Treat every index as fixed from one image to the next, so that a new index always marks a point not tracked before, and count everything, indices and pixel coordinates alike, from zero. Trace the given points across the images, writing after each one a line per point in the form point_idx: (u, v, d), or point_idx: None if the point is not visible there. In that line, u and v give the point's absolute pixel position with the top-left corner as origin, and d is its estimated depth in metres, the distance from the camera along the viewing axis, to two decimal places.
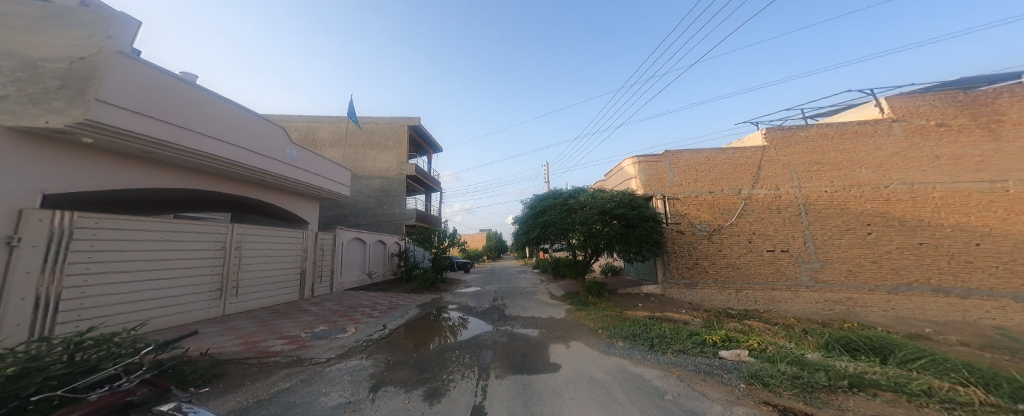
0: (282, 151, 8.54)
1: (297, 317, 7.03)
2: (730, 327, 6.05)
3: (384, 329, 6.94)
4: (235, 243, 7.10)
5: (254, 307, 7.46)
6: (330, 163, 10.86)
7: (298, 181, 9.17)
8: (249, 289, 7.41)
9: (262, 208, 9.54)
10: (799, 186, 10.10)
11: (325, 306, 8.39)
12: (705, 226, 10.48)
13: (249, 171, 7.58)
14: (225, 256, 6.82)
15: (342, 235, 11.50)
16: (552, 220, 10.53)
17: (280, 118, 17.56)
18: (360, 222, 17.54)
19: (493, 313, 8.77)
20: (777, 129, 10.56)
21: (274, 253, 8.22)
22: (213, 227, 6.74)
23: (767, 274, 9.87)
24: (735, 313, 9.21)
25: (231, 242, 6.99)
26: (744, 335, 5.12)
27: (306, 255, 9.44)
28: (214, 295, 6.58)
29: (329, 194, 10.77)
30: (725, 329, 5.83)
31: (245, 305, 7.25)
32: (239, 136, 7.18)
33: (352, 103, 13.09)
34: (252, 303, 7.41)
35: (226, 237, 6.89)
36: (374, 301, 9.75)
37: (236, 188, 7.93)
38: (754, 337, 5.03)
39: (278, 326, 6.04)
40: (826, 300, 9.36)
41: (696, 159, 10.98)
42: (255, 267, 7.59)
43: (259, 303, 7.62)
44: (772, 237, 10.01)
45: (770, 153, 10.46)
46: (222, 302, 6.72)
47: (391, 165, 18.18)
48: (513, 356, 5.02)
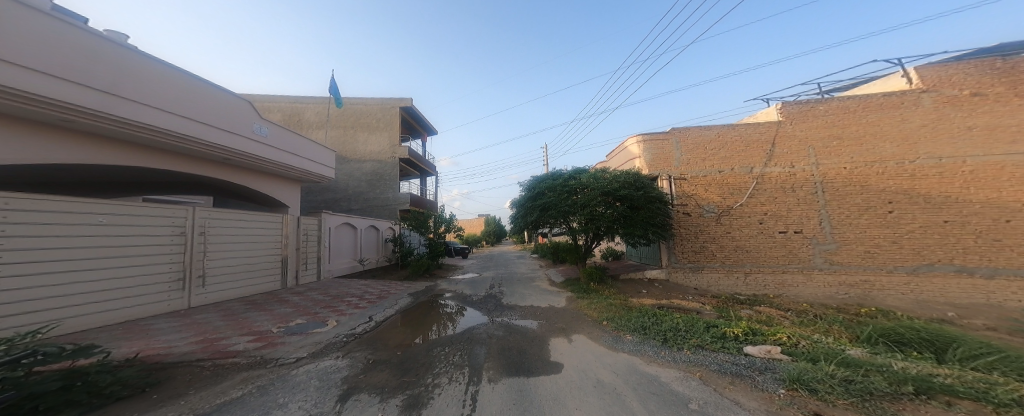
0: (247, 126, 7.78)
1: (274, 308, 6.48)
2: (746, 318, 5.49)
3: (370, 322, 6.39)
4: (198, 228, 6.40)
5: (225, 298, 6.84)
6: (311, 143, 10.12)
7: (270, 161, 8.45)
8: (219, 279, 6.76)
9: (234, 190, 8.83)
10: (815, 162, 9.41)
11: (308, 296, 7.86)
12: (713, 207, 9.88)
13: (206, 147, 6.86)
14: (186, 243, 6.14)
15: (329, 221, 10.88)
16: (552, 202, 9.86)
17: (263, 98, 16.55)
18: (353, 207, 16.89)
19: (490, 302, 8.24)
20: (793, 102, 9.78)
21: (246, 239, 7.56)
22: (170, 210, 6.01)
23: (778, 256, 9.33)
24: (744, 298, 8.75)
25: (193, 227, 6.29)
26: (768, 328, 4.58)
27: (287, 242, 8.79)
28: (176, 285, 5.91)
29: (311, 176, 10.09)
30: (742, 319, 5.28)
31: (213, 296, 6.60)
32: (189, 108, 6.39)
33: (333, 80, 12.09)
34: (221, 295, 6.79)
35: (186, 221, 6.19)
36: (364, 290, 9.23)
37: (193, 166, 7.19)
38: (778, 329, 4.48)
39: (248, 320, 5.49)
40: (840, 283, 8.86)
41: (705, 136, 10.24)
42: (225, 255, 6.95)
43: (230, 293, 7.01)
44: (785, 217, 9.41)
45: (785, 128, 9.72)
46: (186, 294, 6.07)
47: (383, 148, 17.33)
48: (509, 353, 4.47)
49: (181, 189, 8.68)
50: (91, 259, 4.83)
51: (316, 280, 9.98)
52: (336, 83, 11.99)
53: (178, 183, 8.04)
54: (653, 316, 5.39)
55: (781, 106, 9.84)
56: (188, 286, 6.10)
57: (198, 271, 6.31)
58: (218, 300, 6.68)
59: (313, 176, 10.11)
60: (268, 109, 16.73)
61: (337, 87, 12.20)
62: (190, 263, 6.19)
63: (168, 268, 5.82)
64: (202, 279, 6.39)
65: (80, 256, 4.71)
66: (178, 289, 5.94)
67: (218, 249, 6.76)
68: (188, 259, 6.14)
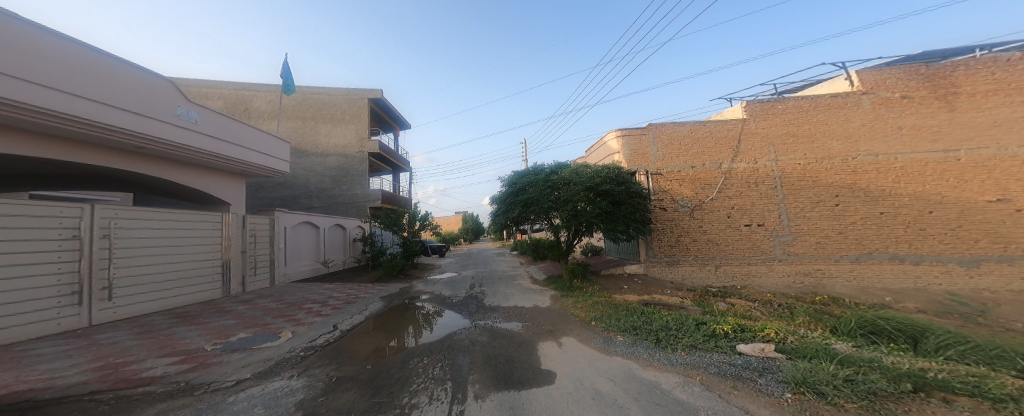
0: (171, 111, 6.56)
1: (213, 321, 5.58)
2: (730, 312, 5.59)
3: (334, 331, 5.72)
4: (100, 229, 5.27)
5: (140, 312, 5.74)
6: (258, 132, 8.95)
7: (202, 151, 7.25)
8: (131, 290, 5.64)
9: (158, 186, 7.53)
10: (775, 159, 9.99)
11: (259, 304, 6.92)
12: (686, 202, 10.17)
13: (119, 135, 5.65)
14: (82, 248, 5.01)
15: (284, 219, 9.76)
16: (534, 197, 9.57)
17: (201, 83, 14.45)
18: (314, 204, 15.50)
19: (471, 304, 7.81)
20: (757, 101, 10.27)
21: (170, 241, 6.44)
22: (60, 208, 4.86)
23: (744, 248, 9.83)
24: (716, 290, 9.14)
25: (92, 228, 5.16)
26: (754, 322, 4.64)
27: (229, 244, 7.70)
28: (69, 300, 4.79)
29: (258, 169, 8.94)
30: (726, 314, 5.36)
31: (123, 310, 5.49)
32: (94, 88, 5.18)
33: (285, 60, 10.79)
34: (136, 308, 5.68)
35: (82, 221, 5.06)
36: (327, 294, 8.39)
37: (100, 157, 5.90)
38: (764, 323, 4.55)
39: (176, 339, 4.62)
40: (797, 272, 9.51)
41: (678, 132, 10.49)
42: (140, 261, 5.83)
43: (149, 306, 5.91)
44: (749, 211, 9.92)
45: (750, 126, 10.19)
46: (84, 310, 4.95)
47: (349, 142, 16.01)
48: (496, 362, 4.11)
49: (90, 183, 7.25)
50: None
51: (270, 285, 8.93)
52: (288, 66, 10.68)
53: (83, 176, 6.67)
54: (643, 315, 5.33)
55: (747, 104, 10.30)
56: (87, 300, 4.98)
57: (102, 281, 5.20)
58: (131, 315, 5.58)
59: (259, 170, 8.94)
60: (208, 95, 14.68)
61: (290, 71, 10.88)
62: (90, 272, 5.07)
63: (57, 279, 4.68)
64: (107, 291, 5.28)
65: None
66: (73, 305, 4.82)
67: (128, 255, 5.64)
68: (87, 267, 5.02)
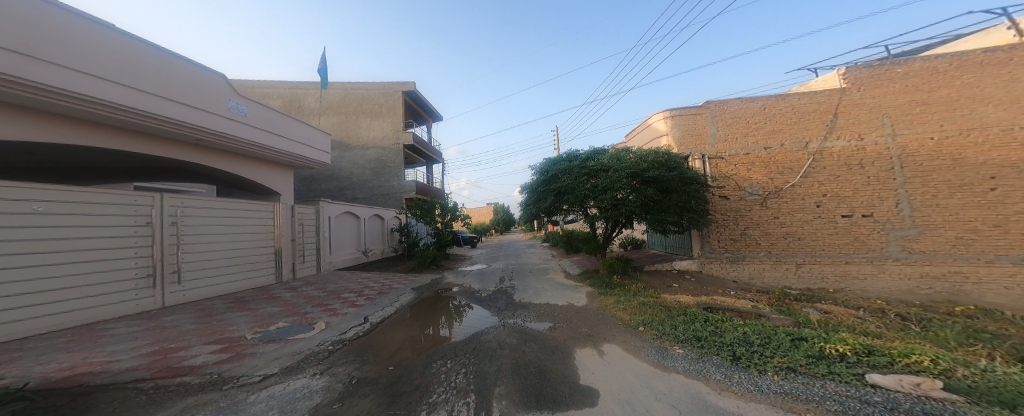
0: (221, 104, 7.00)
1: (261, 307, 5.60)
2: (826, 324, 4.44)
3: (364, 324, 5.60)
4: (169, 217, 5.66)
5: (204, 296, 6.16)
6: (301, 124, 9.32)
7: (252, 142, 7.71)
8: (197, 274, 6.06)
9: (218, 176, 8.13)
10: (892, 133, 8.11)
11: (303, 291, 7.11)
12: (756, 189, 8.73)
13: (173, 125, 6.09)
14: (154, 235, 5.41)
15: (327, 210, 10.14)
16: (568, 186, 8.65)
17: (261, 84, 15.77)
18: (358, 196, 16.24)
19: (500, 299, 7.31)
20: (864, 65, 8.34)
21: (230, 229, 6.85)
22: (134, 197, 5.24)
23: (842, 244, 8.11)
24: (798, 293, 7.60)
25: (162, 216, 5.54)
26: (887, 342, 3.48)
27: (280, 233, 8.09)
28: (144, 283, 5.20)
29: (302, 160, 9.35)
30: (830, 328, 4.17)
31: (191, 293, 5.91)
32: (146, 80, 5.58)
33: (323, 57, 11.10)
34: (201, 292, 6.11)
35: (153, 210, 5.43)
36: (365, 284, 8.51)
37: (164, 149, 6.47)
38: (905, 345, 3.38)
39: (226, 324, 4.57)
40: (922, 275, 7.58)
41: (747, 108, 9.04)
42: (204, 247, 6.23)
43: (212, 290, 6.33)
44: (849, 199, 8.17)
45: (850, 96, 8.39)
46: (157, 292, 5.37)
47: (388, 134, 16.51)
48: (525, 372, 3.53)
49: (168, 172, 7.95)
50: (47, 253, 4.20)
51: (316, 272, 9.36)
52: (325, 60, 11.05)
53: (159, 166, 7.31)
54: (707, 322, 4.30)
55: (845, 71, 8.46)
56: (159, 283, 5.40)
57: (172, 266, 5.60)
58: (197, 298, 6.00)
59: (302, 160, 9.34)
60: (268, 95, 15.98)
61: (327, 67, 11.22)
62: (162, 257, 5.48)
63: (134, 263, 5.09)
64: (177, 275, 5.69)
65: (35, 250, 4.10)
66: (147, 287, 5.24)
67: (194, 241, 6.03)
68: (159, 253, 5.42)
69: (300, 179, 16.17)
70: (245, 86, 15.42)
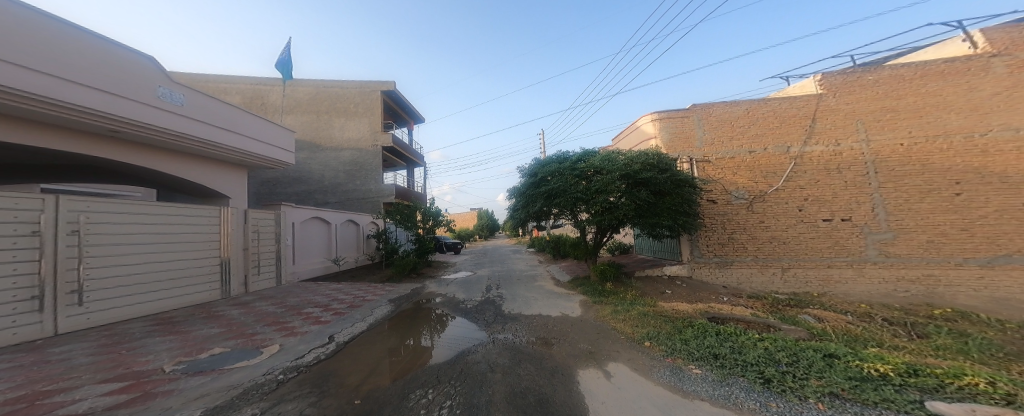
0: (148, 91, 5.80)
1: (195, 329, 4.62)
2: (841, 335, 4.10)
3: (329, 344, 4.77)
4: (67, 224, 4.51)
5: (119, 319, 4.98)
6: (255, 119, 8.22)
7: (189, 137, 6.53)
8: (107, 293, 4.90)
9: (150, 176, 6.93)
10: (865, 139, 8.35)
11: (256, 307, 6.11)
12: (742, 193, 8.71)
13: (83, 115, 4.88)
14: (44, 246, 4.24)
15: (290, 214, 9.13)
16: (559, 188, 8.16)
17: (219, 78, 14.39)
18: (328, 200, 15.06)
19: (488, 310, 6.65)
20: (838, 73, 8.62)
21: (155, 238, 5.70)
22: (15, 200, 4.04)
23: (824, 248, 8.15)
24: (786, 298, 7.52)
25: (56, 223, 4.39)
26: (925, 359, 3.16)
27: (225, 241, 7.00)
28: (27, 307, 4.00)
29: (257, 159, 8.24)
30: (851, 341, 3.83)
31: (98, 317, 4.73)
32: (40, 57, 4.36)
33: (288, 46, 10.16)
34: (114, 314, 4.94)
35: (42, 215, 4.27)
36: (333, 296, 7.56)
37: (66, 143, 5.15)
38: (946, 362, 3.07)
39: (138, 355, 3.64)
40: (899, 278, 7.70)
41: (731, 112, 9.09)
42: (118, 260, 5.09)
43: (130, 311, 5.16)
44: (830, 203, 8.27)
45: (827, 101, 8.59)
46: (48, 318, 4.18)
47: (362, 134, 15.53)
48: (524, 403, 2.91)
49: (87, 171, 6.70)
50: None
51: (276, 285, 8.31)
52: (290, 51, 10.10)
53: (70, 164, 6.06)
54: (723, 339, 3.82)
55: (821, 77, 8.70)
56: (51, 306, 4.21)
57: (70, 284, 4.43)
58: (107, 322, 4.82)
59: (257, 159, 8.23)
60: (226, 90, 14.52)
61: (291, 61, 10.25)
62: (56, 273, 4.31)
63: (12, 282, 3.90)
64: (77, 296, 4.52)
65: None
66: (33, 312, 4.04)
67: (103, 254, 4.89)
68: (52, 268, 4.27)
69: (262, 183, 14.74)
70: (198, 80, 13.91)
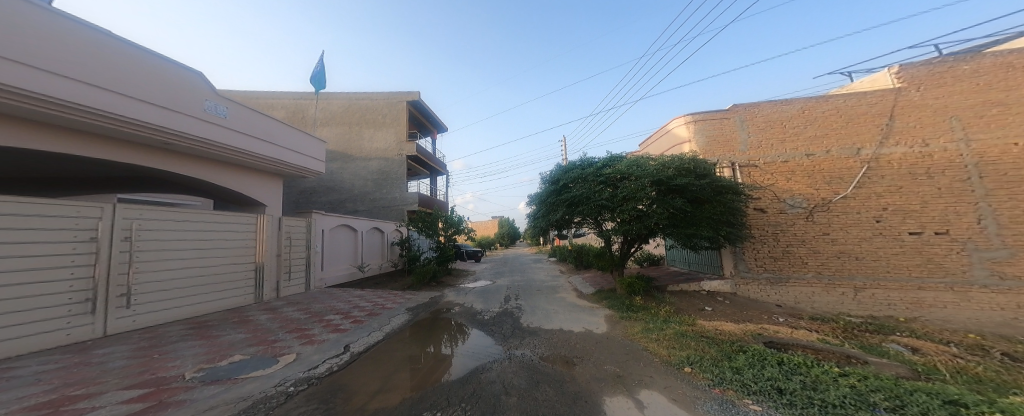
0: (195, 105, 6.37)
1: (223, 334, 4.71)
2: (960, 374, 3.39)
3: (343, 355, 4.70)
4: (121, 231, 4.88)
5: (161, 322, 5.28)
6: (291, 129, 8.73)
7: (232, 147, 7.07)
8: (152, 297, 5.22)
9: (197, 185, 7.50)
10: (963, 138, 7.12)
11: (282, 313, 6.25)
12: (799, 201, 7.75)
13: (136, 127, 5.43)
14: (100, 252, 4.59)
15: (320, 222, 9.50)
16: (582, 195, 7.65)
17: (267, 95, 15.68)
18: (358, 208, 15.67)
19: (505, 323, 6.31)
20: (922, 63, 7.46)
21: (198, 244, 6.06)
22: (77, 208, 4.44)
23: (912, 266, 7.02)
24: (863, 322, 6.47)
25: (112, 230, 4.76)
26: None
27: (260, 248, 7.34)
28: (80, 309, 4.31)
29: (292, 168, 8.72)
30: (990, 385, 3.11)
31: (142, 319, 5.03)
32: (102, 75, 4.93)
33: (322, 64, 10.81)
34: (157, 316, 5.25)
35: (100, 222, 4.64)
36: (355, 304, 7.62)
37: (126, 153, 5.78)
38: None
39: (166, 360, 3.71)
40: (1019, 305, 6.43)
41: (783, 112, 8.21)
42: (164, 265, 5.42)
43: (171, 314, 5.46)
44: (918, 213, 7.12)
45: (909, 96, 7.50)
46: (98, 319, 4.48)
47: (391, 145, 16.12)
48: None
49: (147, 181, 7.34)
50: None
51: (305, 290, 8.61)
52: (322, 64, 10.73)
53: (130, 173, 6.66)
54: (787, 370, 3.14)
55: (899, 69, 7.60)
56: (101, 308, 4.51)
57: (119, 287, 4.76)
58: (150, 324, 5.11)
59: (292, 168, 8.70)
60: (272, 106, 15.81)
61: (323, 75, 10.86)
62: (108, 278, 4.64)
63: (69, 285, 4.22)
64: (125, 299, 4.83)
65: None
66: (85, 314, 4.35)
67: (151, 259, 5.23)
68: (104, 272, 4.60)
69: (300, 192, 15.67)
70: (250, 97, 15.29)
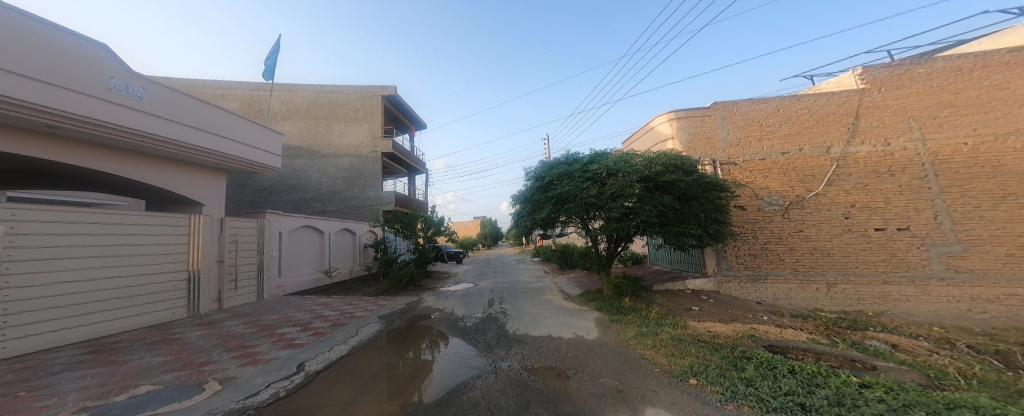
0: (98, 82, 5.01)
1: (133, 358, 3.78)
2: (964, 374, 3.18)
3: (295, 375, 3.90)
4: None
5: (51, 346, 4.15)
6: (229, 116, 7.39)
7: (149, 135, 5.73)
8: (36, 315, 4.08)
9: (115, 182, 6.23)
10: (921, 138, 7.48)
11: (222, 327, 5.28)
12: (776, 198, 7.84)
13: (5, 104, 4.02)
14: None
15: (276, 221, 8.45)
16: (568, 193, 7.27)
17: (217, 84, 14.04)
18: (325, 208, 14.43)
19: (489, 331, 5.73)
20: (883, 65, 7.80)
21: (101, 251, 4.92)
22: None
23: (878, 262, 7.24)
24: (837, 317, 6.56)
25: None
26: None
27: (193, 253, 6.23)
28: None
29: (230, 161, 7.41)
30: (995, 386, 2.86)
31: (21, 346, 3.89)
32: None
33: (276, 43, 9.70)
34: (45, 340, 4.11)
35: None
36: (316, 313, 6.72)
37: None
38: None
39: (36, 399, 2.80)
40: (973, 297, 6.73)
41: (759, 111, 8.31)
42: (50, 278, 4.28)
43: (67, 336, 4.33)
44: (881, 210, 7.39)
45: (873, 96, 7.82)
46: None
47: (362, 139, 15.03)
48: None
49: (46, 177, 6.00)
50: None
51: (256, 300, 7.57)
52: (276, 50, 9.57)
53: (22, 167, 5.39)
54: (806, 383, 2.71)
55: (862, 70, 7.93)
56: None
57: None
58: (35, 350, 3.99)
59: (230, 161, 7.39)
60: (224, 97, 14.18)
61: (276, 61, 9.70)
62: None
63: None
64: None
65: None
66: None
67: (29, 271, 4.09)
68: None
69: (257, 191, 14.14)
70: (195, 87, 13.57)
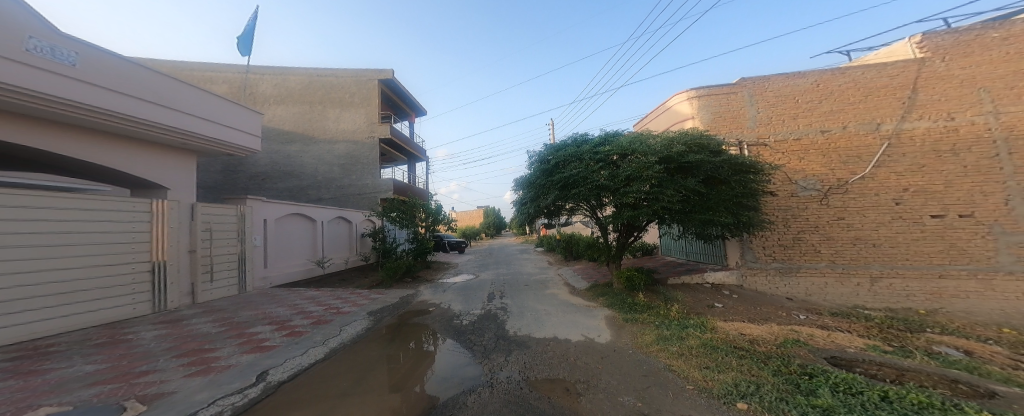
0: (14, 40, 4.08)
1: (60, 367, 3.18)
2: None
3: (253, 387, 3.23)
4: None
5: None
6: (187, 88, 6.46)
7: (87, 107, 4.83)
8: None
9: (72, 166, 5.58)
10: (993, 111, 6.46)
11: (187, 326, 4.70)
12: (813, 183, 6.93)
13: None
14: None
15: (259, 209, 7.81)
16: (577, 176, 6.45)
17: (205, 67, 13.33)
18: (321, 196, 13.85)
19: (487, 331, 5.03)
20: (949, 30, 6.72)
21: (44, 240, 4.29)
22: None
23: (933, 253, 6.33)
24: (886, 316, 5.74)
25: None
26: None
27: (157, 243, 5.61)
28: None
29: (193, 139, 6.54)
30: None
31: None
32: None
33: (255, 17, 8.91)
34: None
35: None
36: (297, 308, 6.10)
37: None
38: None
39: None
40: None
41: (797, 85, 7.32)
42: None
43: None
44: (940, 195, 6.43)
45: (934, 66, 6.77)
46: None
47: (359, 126, 14.32)
48: None
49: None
50: None
51: (238, 293, 7.06)
52: (253, 24, 8.79)
53: None
54: None
55: (922, 37, 6.87)
56: None
57: None
58: None
59: (193, 140, 6.55)
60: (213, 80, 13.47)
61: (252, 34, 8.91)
62: None
63: None
64: None
65: None
66: None
67: None
68: None
69: (250, 178, 13.58)
70: (182, 69, 12.86)
